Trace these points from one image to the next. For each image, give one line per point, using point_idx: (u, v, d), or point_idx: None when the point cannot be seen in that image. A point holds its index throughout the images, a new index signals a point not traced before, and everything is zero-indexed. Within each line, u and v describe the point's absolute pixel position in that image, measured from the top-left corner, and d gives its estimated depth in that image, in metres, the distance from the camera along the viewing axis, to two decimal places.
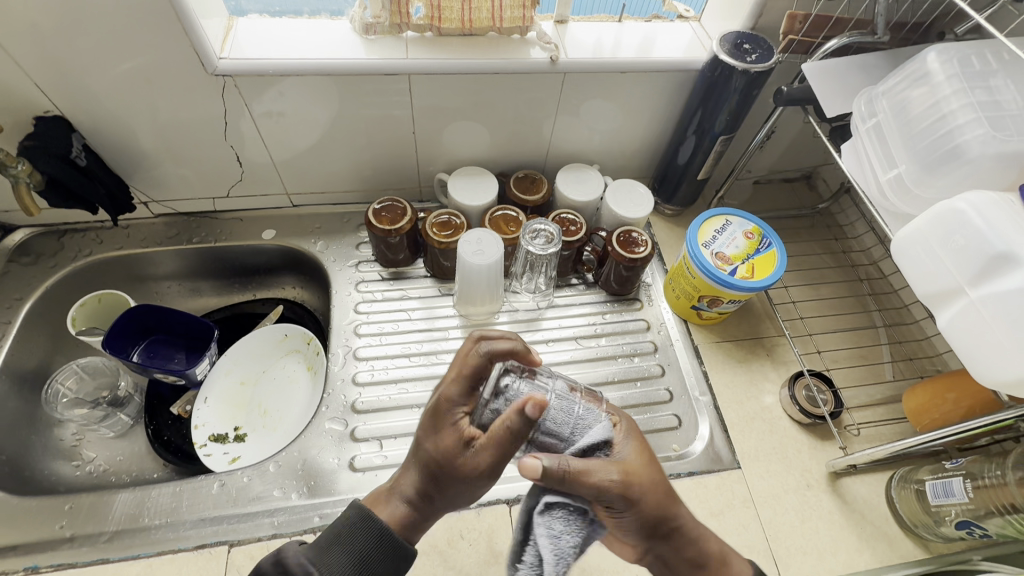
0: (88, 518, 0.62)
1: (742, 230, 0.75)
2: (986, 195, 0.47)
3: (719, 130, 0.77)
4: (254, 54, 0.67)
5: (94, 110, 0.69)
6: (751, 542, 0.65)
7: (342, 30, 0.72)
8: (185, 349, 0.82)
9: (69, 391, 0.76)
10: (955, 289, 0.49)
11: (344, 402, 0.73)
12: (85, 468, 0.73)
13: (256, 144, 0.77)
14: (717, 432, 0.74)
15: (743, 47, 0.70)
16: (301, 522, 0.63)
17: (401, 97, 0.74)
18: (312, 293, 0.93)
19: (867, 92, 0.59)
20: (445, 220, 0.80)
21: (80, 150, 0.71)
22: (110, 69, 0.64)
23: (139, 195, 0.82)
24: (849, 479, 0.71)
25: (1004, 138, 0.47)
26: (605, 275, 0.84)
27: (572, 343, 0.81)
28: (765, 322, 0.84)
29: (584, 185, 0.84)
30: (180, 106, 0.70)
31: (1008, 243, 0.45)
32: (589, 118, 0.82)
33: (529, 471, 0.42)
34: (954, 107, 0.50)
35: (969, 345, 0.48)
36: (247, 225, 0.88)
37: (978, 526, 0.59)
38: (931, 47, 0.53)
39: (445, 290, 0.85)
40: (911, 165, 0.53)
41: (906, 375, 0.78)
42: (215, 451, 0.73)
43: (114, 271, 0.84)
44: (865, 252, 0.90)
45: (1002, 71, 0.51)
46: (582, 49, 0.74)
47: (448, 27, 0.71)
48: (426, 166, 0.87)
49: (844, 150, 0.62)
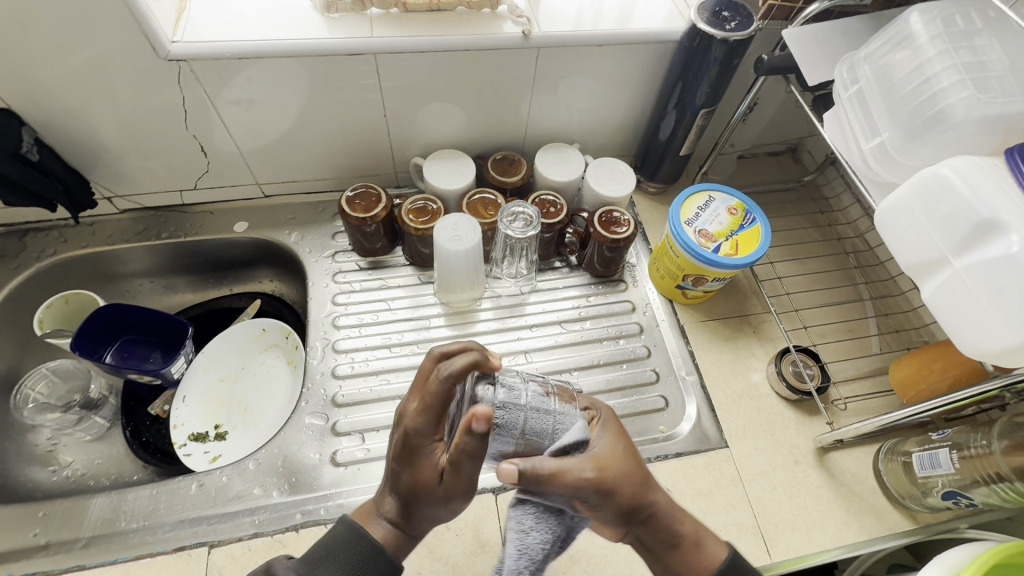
0: (63, 524, 0.61)
1: (726, 206, 0.74)
2: (972, 160, 0.45)
3: (700, 103, 0.75)
4: (210, 37, 0.64)
5: (42, 102, 0.65)
6: (739, 521, 0.65)
7: (304, 9, 0.68)
8: (160, 348, 0.80)
9: (39, 397, 0.74)
10: (939, 259, 0.48)
11: (324, 396, 0.72)
12: (61, 473, 0.72)
13: (221, 133, 0.74)
14: (705, 411, 0.73)
15: (722, 15, 0.67)
16: (283, 519, 0.62)
17: (369, 79, 0.71)
18: (290, 285, 0.90)
19: (849, 58, 0.57)
20: (422, 206, 0.78)
21: (31, 144, 0.67)
22: (54, 59, 0.60)
23: (101, 190, 0.79)
24: (838, 454, 0.70)
25: (989, 100, 0.45)
26: (588, 257, 0.82)
27: (556, 328, 0.79)
28: (752, 298, 0.83)
29: (563, 164, 0.81)
30: (134, 95, 0.67)
31: (994, 210, 0.43)
32: (567, 95, 0.79)
33: (507, 477, 0.41)
34: (937, 69, 0.48)
35: (952, 316, 0.47)
36: (218, 217, 0.86)
37: (964, 496, 0.58)
38: (914, 8, 0.51)
39: (426, 277, 0.83)
40: (895, 132, 0.51)
41: (893, 348, 0.78)
42: (195, 450, 0.72)
43: (81, 270, 0.82)
44: (852, 224, 0.89)
45: (987, 30, 0.49)
46: (557, 22, 0.71)
47: (415, 2, 0.68)
48: (401, 150, 0.84)
49: (827, 120, 0.60)
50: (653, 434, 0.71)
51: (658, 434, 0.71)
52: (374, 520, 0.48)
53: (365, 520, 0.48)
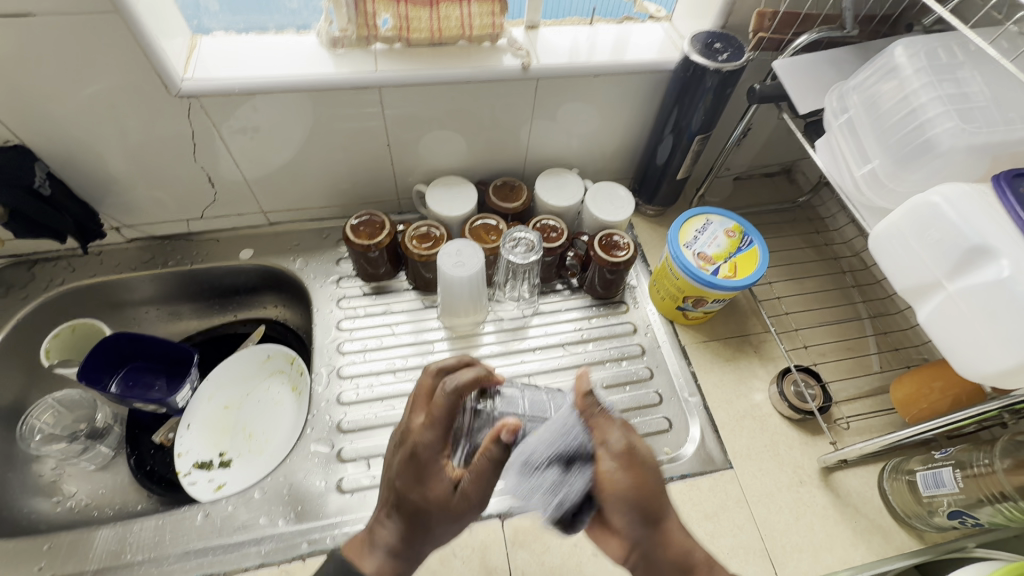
0: (68, 557, 0.61)
1: (723, 229, 0.75)
2: (960, 187, 0.47)
3: (696, 129, 0.76)
4: (219, 74, 0.66)
5: (55, 138, 0.67)
6: (746, 543, 0.65)
7: (310, 45, 0.71)
8: (165, 375, 0.81)
9: (45, 426, 0.74)
10: (932, 282, 0.49)
11: (329, 423, 0.72)
12: (66, 504, 0.71)
13: (227, 163, 0.76)
14: (709, 433, 0.73)
15: (714, 47, 0.69)
16: (290, 549, 0.62)
17: (372, 109, 0.73)
18: (294, 311, 0.91)
19: (838, 88, 0.59)
20: (425, 232, 0.79)
21: (43, 179, 0.69)
22: (68, 95, 0.62)
23: (110, 221, 0.81)
24: (842, 473, 0.71)
25: (973, 130, 0.47)
26: (589, 279, 0.83)
27: (559, 350, 0.80)
28: (752, 318, 0.84)
29: (563, 190, 0.83)
30: (146, 129, 0.69)
31: (984, 236, 0.44)
32: (566, 122, 0.81)
33: (508, 428, 0.45)
34: (923, 100, 0.50)
35: (949, 338, 0.48)
36: (224, 245, 0.87)
37: (970, 516, 0.58)
38: (898, 42, 0.53)
39: (429, 302, 0.84)
40: (884, 160, 0.53)
41: (893, 366, 0.78)
42: (200, 479, 0.72)
43: (88, 300, 0.83)
44: (847, 243, 0.91)
45: (968, 63, 0.51)
46: (555, 54, 0.74)
47: (417, 38, 0.71)
48: (404, 177, 0.86)
49: (819, 146, 0.62)
50: (658, 457, 0.71)
51: (663, 456, 0.71)
52: (368, 550, 0.50)
53: (353, 553, 0.50)
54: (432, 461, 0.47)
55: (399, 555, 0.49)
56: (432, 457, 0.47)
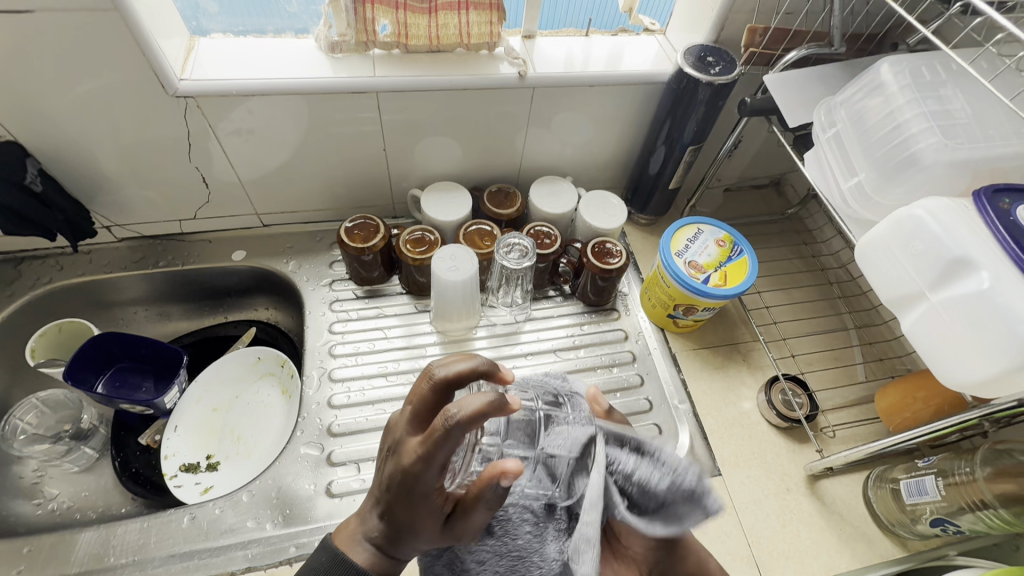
0: (49, 560, 0.60)
1: (714, 239, 0.76)
2: (942, 201, 0.48)
3: (688, 140, 0.78)
4: (216, 74, 0.66)
5: (49, 135, 0.66)
6: (733, 550, 0.65)
7: (309, 48, 0.71)
8: (153, 376, 0.80)
9: (28, 426, 0.73)
10: (916, 292, 0.50)
11: (320, 426, 0.72)
12: (47, 506, 0.70)
13: (222, 164, 0.76)
14: (698, 440, 0.74)
15: (706, 60, 0.71)
16: (277, 553, 0.61)
17: (369, 113, 0.73)
18: (286, 314, 0.91)
19: (826, 103, 0.61)
20: (419, 236, 0.79)
21: (35, 175, 0.69)
22: (63, 92, 0.62)
23: (100, 219, 0.80)
24: (828, 481, 0.72)
25: (955, 146, 0.49)
26: (581, 286, 0.84)
27: (551, 356, 0.81)
28: (741, 327, 0.85)
29: (557, 197, 0.84)
30: (140, 127, 0.68)
31: (965, 248, 0.46)
32: (560, 130, 0.83)
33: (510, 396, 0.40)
34: (907, 116, 0.51)
35: (933, 347, 0.49)
36: (216, 246, 0.86)
37: (952, 523, 0.59)
38: (884, 60, 0.55)
39: (422, 306, 0.84)
40: (870, 173, 0.54)
41: (878, 375, 0.80)
42: (186, 482, 0.71)
43: (76, 298, 0.82)
44: (834, 255, 0.92)
45: (951, 81, 0.53)
46: (550, 63, 0.75)
47: (416, 44, 0.72)
48: (399, 182, 0.86)
49: (808, 159, 0.63)
50: None
51: None
52: (352, 541, 0.43)
53: (342, 541, 0.44)
54: (425, 483, 0.39)
55: (387, 554, 0.43)
56: (428, 479, 0.39)
